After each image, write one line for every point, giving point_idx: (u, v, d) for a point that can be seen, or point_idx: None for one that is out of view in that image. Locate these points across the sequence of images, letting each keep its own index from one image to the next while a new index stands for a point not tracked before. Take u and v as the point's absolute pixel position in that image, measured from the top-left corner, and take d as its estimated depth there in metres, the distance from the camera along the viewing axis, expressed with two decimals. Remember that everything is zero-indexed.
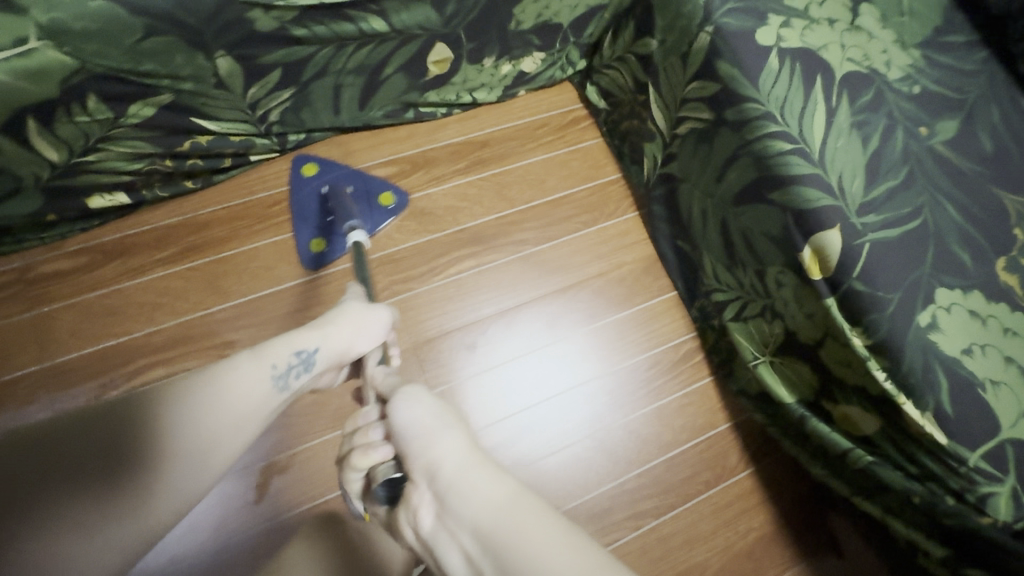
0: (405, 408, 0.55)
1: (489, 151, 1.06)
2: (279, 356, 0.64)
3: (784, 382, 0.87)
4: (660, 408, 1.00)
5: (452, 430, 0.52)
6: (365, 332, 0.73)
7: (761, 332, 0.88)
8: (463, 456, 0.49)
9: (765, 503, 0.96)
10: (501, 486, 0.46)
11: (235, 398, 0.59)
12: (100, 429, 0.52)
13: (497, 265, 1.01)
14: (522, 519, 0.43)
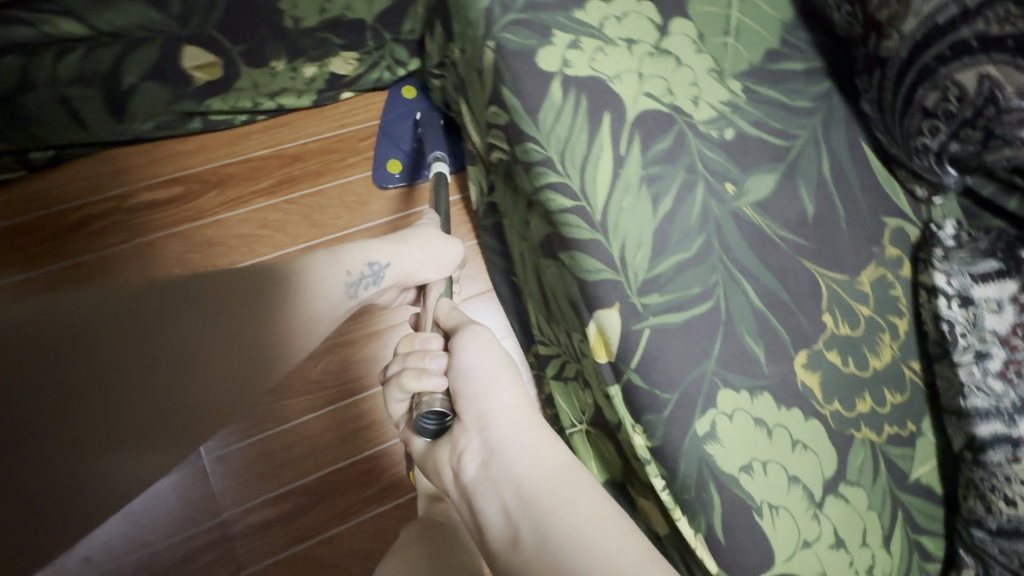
0: (472, 347, 0.62)
1: (297, 167, 0.90)
2: (354, 264, 0.63)
3: (597, 455, 0.76)
4: None
5: (510, 388, 0.60)
6: (439, 259, 0.73)
7: (576, 397, 0.77)
8: (520, 412, 0.58)
9: None
10: (565, 456, 0.56)
11: (326, 292, 0.60)
12: (220, 314, 0.52)
13: None
14: (583, 484, 0.53)
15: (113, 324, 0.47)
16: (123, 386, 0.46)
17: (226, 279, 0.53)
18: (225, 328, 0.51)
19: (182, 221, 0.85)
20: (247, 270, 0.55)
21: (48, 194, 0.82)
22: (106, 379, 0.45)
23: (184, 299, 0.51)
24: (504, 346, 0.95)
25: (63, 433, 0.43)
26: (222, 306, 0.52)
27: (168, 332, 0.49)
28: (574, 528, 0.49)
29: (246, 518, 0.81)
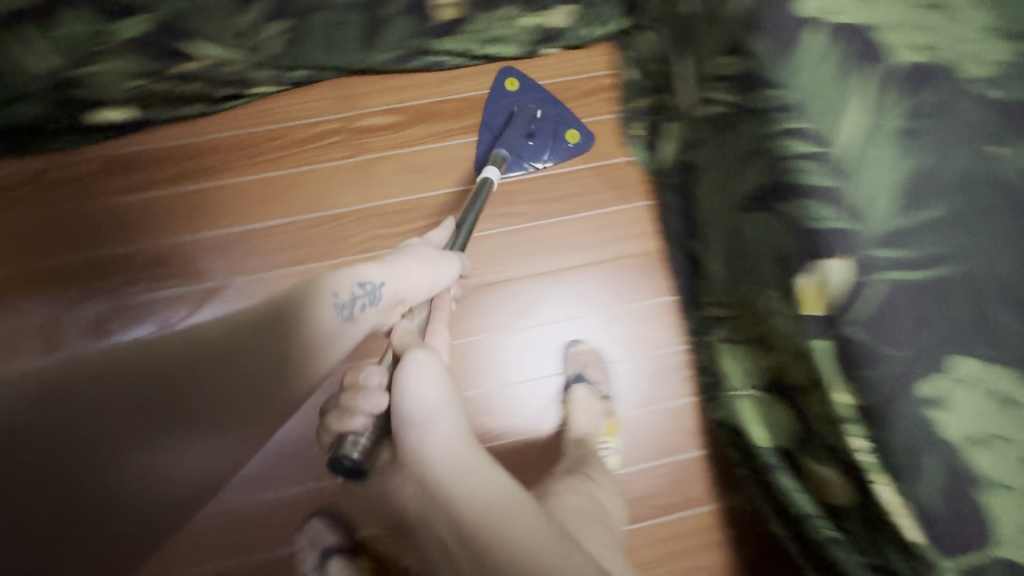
0: (412, 377, 0.63)
1: (496, 108, 0.97)
2: (342, 287, 0.64)
3: (762, 421, 0.75)
4: (628, 417, 0.91)
5: (447, 421, 0.61)
6: (432, 283, 0.74)
7: (749, 360, 0.77)
8: (454, 448, 0.58)
9: (723, 543, 0.86)
10: (499, 486, 0.56)
11: (324, 323, 0.63)
12: (227, 365, 0.55)
13: (483, 236, 0.95)
14: (512, 523, 0.52)
15: (136, 369, 0.52)
16: (131, 422, 0.50)
17: (246, 312, 0.59)
18: (238, 363, 0.55)
19: (395, 146, 0.95)
20: (236, 313, 0.58)
21: (294, 110, 0.95)
22: (95, 406, 0.49)
23: (184, 351, 0.54)
24: (662, 309, 0.97)
25: (40, 466, 0.47)
26: (233, 363, 0.55)
27: (181, 371, 0.53)
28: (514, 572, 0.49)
29: None
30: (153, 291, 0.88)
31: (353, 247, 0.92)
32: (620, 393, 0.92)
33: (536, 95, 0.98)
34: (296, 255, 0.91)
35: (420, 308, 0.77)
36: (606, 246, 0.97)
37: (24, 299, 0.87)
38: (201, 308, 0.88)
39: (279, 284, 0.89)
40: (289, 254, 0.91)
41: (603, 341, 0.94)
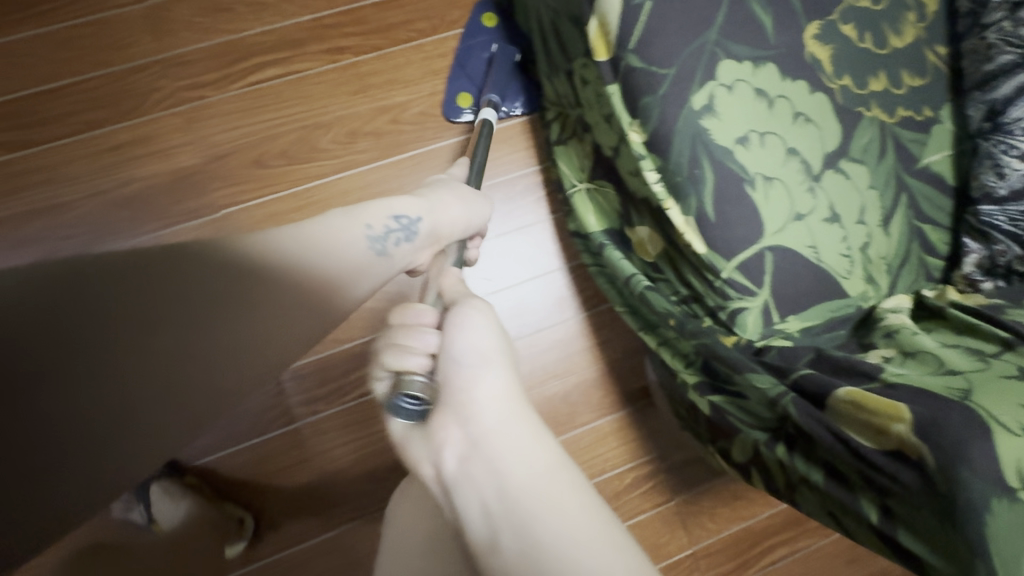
0: (461, 331, 0.48)
1: (471, 50, 0.89)
2: (376, 216, 0.51)
3: (594, 206, 0.76)
4: (490, 242, 0.90)
5: (501, 368, 0.48)
6: (466, 215, 0.60)
7: (577, 153, 0.76)
8: (512, 401, 0.46)
9: (592, 347, 0.90)
10: (544, 446, 0.45)
11: (342, 246, 0.48)
12: (277, 289, 0.44)
13: (309, 73, 0.87)
14: (560, 486, 0.42)
15: (141, 265, 0.39)
16: (146, 329, 0.38)
17: (301, 279, 0.45)
18: (257, 281, 0.43)
19: None
20: (325, 268, 0.46)
21: None
22: (93, 331, 0.37)
23: (240, 252, 0.43)
24: (512, 134, 0.91)
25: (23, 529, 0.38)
26: (318, 282, 0.46)
27: (179, 276, 0.40)
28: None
29: None
30: None
31: (162, 103, 0.84)
32: (517, 211, 0.91)
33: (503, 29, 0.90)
34: (99, 117, 0.82)
35: (453, 249, 0.61)
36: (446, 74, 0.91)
37: None
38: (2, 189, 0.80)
39: (86, 151, 0.82)
40: (89, 116, 0.82)
41: (503, 157, 0.92)
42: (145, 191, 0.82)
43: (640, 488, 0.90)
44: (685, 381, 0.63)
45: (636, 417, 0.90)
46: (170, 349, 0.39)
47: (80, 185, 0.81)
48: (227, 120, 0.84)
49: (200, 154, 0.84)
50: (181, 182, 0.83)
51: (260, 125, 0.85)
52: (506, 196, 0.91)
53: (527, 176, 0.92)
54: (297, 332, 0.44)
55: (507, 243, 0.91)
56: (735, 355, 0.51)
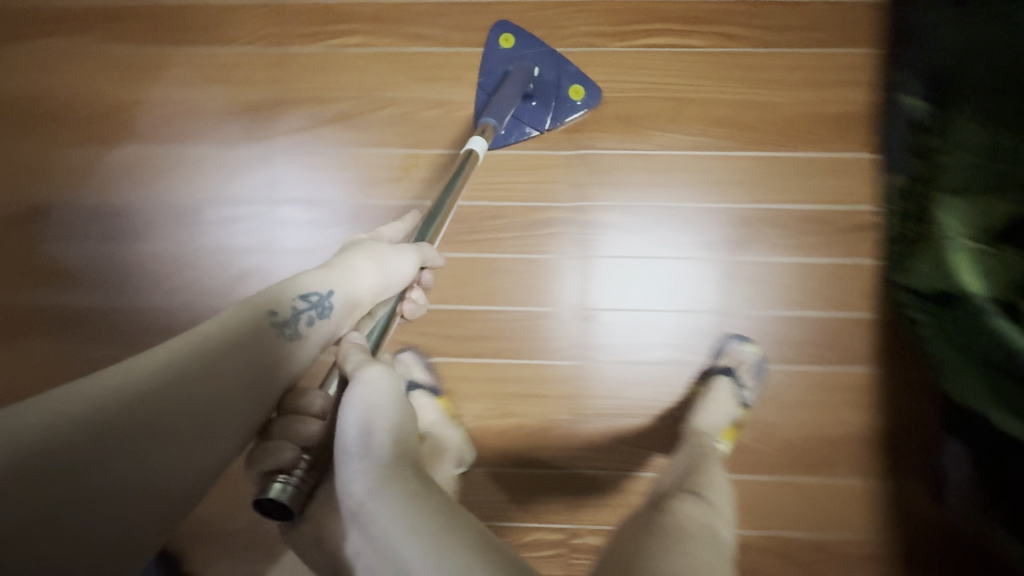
0: (355, 415, 0.49)
1: (492, 65, 0.90)
2: (281, 302, 0.60)
3: (976, 270, 0.72)
4: (802, 263, 0.89)
5: (375, 459, 0.47)
6: (385, 277, 0.68)
7: (978, 210, 0.72)
8: (382, 499, 0.45)
9: (871, 405, 0.85)
10: (455, 548, 0.41)
11: (253, 333, 0.57)
12: (225, 369, 0.54)
13: (694, 51, 0.90)
14: (506, 574, 0.41)
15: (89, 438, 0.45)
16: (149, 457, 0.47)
17: (235, 351, 0.55)
18: (208, 395, 0.52)
19: None
20: (226, 384, 0.53)
21: None
22: (109, 459, 0.45)
23: (165, 358, 0.52)
24: (866, 167, 0.88)
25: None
26: (242, 356, 0.55)
27: (122, 428, 0.46)
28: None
29: (590, 212, 0.92)
30: (366, 45, 0.92)
31: (561, 40, 0.90)
32: (841, 243, 0.88)
33: (535, 51, 0.90)
34: (506, 37, 0.90)
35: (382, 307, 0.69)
36: (820, 88, 0.89)
37: (254, 31, 0.95)
38: (414, 74, 0.92)
39: (487, 62, 0.90)
40: (499, 33, 0.90)
41: (848, 187, 0.88)
42: (519, 113, 0.90)
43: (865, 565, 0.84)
44: None
45: (892, 496, 0.84)
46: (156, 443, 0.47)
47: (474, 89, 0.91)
48: (608, 72, 0.90)
49: (575, 94, 0.90)
50: (551, 115, 0.90)
51: (634, 85, 0.90)
52: (835, 225, 0.88)
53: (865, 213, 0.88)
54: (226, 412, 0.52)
55: (816, 270, 0.88)
56: None
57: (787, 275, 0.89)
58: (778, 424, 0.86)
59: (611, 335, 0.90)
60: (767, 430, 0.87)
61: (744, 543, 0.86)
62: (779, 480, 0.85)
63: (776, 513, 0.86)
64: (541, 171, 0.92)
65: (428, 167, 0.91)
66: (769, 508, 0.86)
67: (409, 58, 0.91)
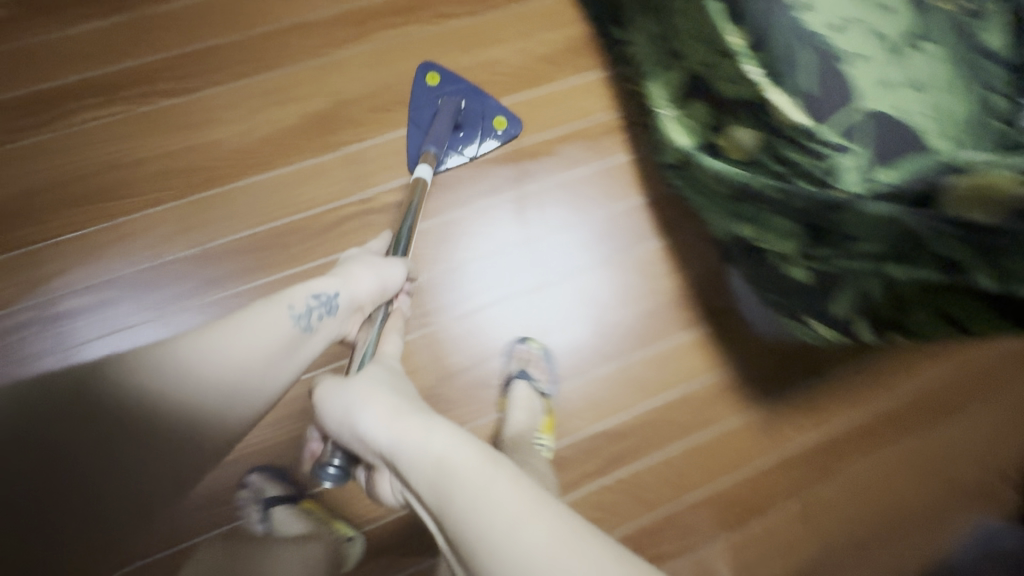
0: (331, 399, 0.60)
1: None
2: (297, 297, 0.64)
3: (682, 129, 0.87)
4: (574, 178, 1.02)
5: (416, 416, 0.54)
6: (377, 281, 0.73)
7: (669, 82, 0.87)
8: (388, 413, 0.54)
9: (672, 270, 1.00)
10: (445, 436, 0.51)
11: (262, 335, 0.60)
12: (170, 427, 0.52)
13: (420, 36, 1.01)
14: (460, 463, 0.48)
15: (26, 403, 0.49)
16: (79, 467, 0.49)
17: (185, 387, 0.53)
18: (181, 422, 0.52)
19: None
20: (205, 387, 0.53)
21: None
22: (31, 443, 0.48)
23: (126, 381, 0.51)
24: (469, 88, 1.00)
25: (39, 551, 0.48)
26: (189, 422, 0.53)
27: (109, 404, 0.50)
28: (480, 529, 0.43)
29: (380, 198, 0.96)
30: (121, 115, 0.96)
31: (300, 60, 0.98)
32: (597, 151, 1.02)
33: None
34: (250, 72, 0.98)
35: (376, 317, 0.75)
36: (532, 35, 1.04)
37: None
38: (169, 130, 0.95)
39: (231, 100, 0.97)
40: (242, 72, 0.98)
41: (587, 105, 1.03)
42: (284, 133, 0.96)
43: (725, 395, 0.97)
44: (785, 255, 0.74)
45: (718, 331, 0.98)
46: (122, 478, 0.50)
47: (237, 127, 0.96)
48: (352, 73, 0.99)
49: (331, 100, 0.98)
50: (316, 123, 0.97)
51: (380, 78, 0.99)
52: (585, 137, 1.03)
53: (608, 121, 1.03)
54: (224, 420, 0.55)
55: (585, 181, 1.02)
56: (836, 196, 0.63)
57: (563, 196, 1.01)
58: (611, 311, 0.98)
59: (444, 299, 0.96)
60: (606, 319, 0.98)
61: (626, 425, 0.94)
62: (632, 358, 0.96)
63: (638, 386, 0.95)
64: (322, 177, 0.95)
65: (216, 208, 0.93)
66: (632, 386, 0.95)
67: (158, 119, 0.95)
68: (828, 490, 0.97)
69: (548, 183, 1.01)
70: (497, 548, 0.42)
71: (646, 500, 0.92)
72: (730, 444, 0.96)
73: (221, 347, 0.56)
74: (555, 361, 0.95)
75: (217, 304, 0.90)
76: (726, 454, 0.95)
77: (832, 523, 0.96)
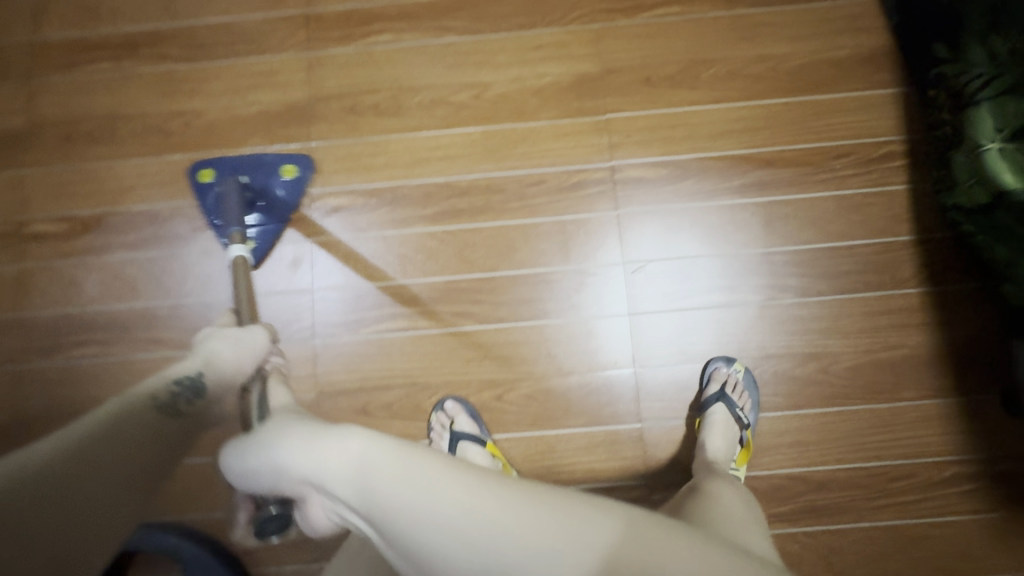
0: (239, 452, 0.50)
1: None
2: (150, 387, 0.58)
3: (1012, 168, 0.73)
4: (839, 197, 0.91)
5: (325, 436, 0.46)
6: (241, 355, 0.66)
7: (1012, 112, 0.72)
8: (287, 440, 0.47)
9: (929, 325, 0.87)
10: (361, 439, 0.44)
11: (136, 418, 0.54)
12: (123, 437, 0.52)
13: (705, 17, 0.96)
14: (384, 464, 0.43)
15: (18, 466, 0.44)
16: (43, 506, 0.43)
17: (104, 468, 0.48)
18: (118, 464, 0.49)
19: None
20: (124, 460, 0.50)
21: None
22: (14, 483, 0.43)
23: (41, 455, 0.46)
24: (252, 160, 0.91)
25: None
26: (145, 432, 0.54)
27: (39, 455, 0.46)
28: (436, 522, 0.40)
29: (627, 172, 0.93)
30: (396, 39, 0.98)
31: (580, 19, 0.97)
32: (870, 176, 0.91)
33: None
34: (528, 21, 0.97)
35: (257, 385, 0.66)
36: (827, 38, 0.95)
37: (286, 38, 1.00)
38: (440, 62, 0.97)
39: (503, 45, 0.97)
40: (520, 19, 0.97)
41: (872, 124, 0.92)
42: (547, 89, 0.95)
43: (960, 485, 0.83)
44: None
45: (969, 407, 0.84)
46: (78, 526, 0.44)
47: (503, 73, 0.96)
48: (627, 41, 0.95)
49: (599, 65, 0.95)
50: (579, 85, 0.95)
51: (654, 52, 0.95)
52: (861, 159, 0.92)
53: (892, 146, 0.92)
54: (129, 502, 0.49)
55: (852, 204, 0.91)
56: None
57: (823, 214, 0.91)
58: (843, 352, 0.87)
59: (642, 294, 0.91)
60: (834, 359, 0.87)
61: (832, 478, 0.84)
62: (855, 409, 0.85)
63: (855, 441, 0.85)
64: (573, 138, 0.93)
65: (466, 147, 0.94)
66: (850, 442, 0.85)
67: (433, 51, 0.97)
68: None
69: (813, 197, 0.91)
70: (451, 533, 0.40)
71: (835, 569, 0.82)
72: (953, 544, 0.81)
73: (113, 432, 0.51)
74: (758, 390, 0.86)
75: (447, 237, 0.93)
76: (945, 553, 0.81)
77: None
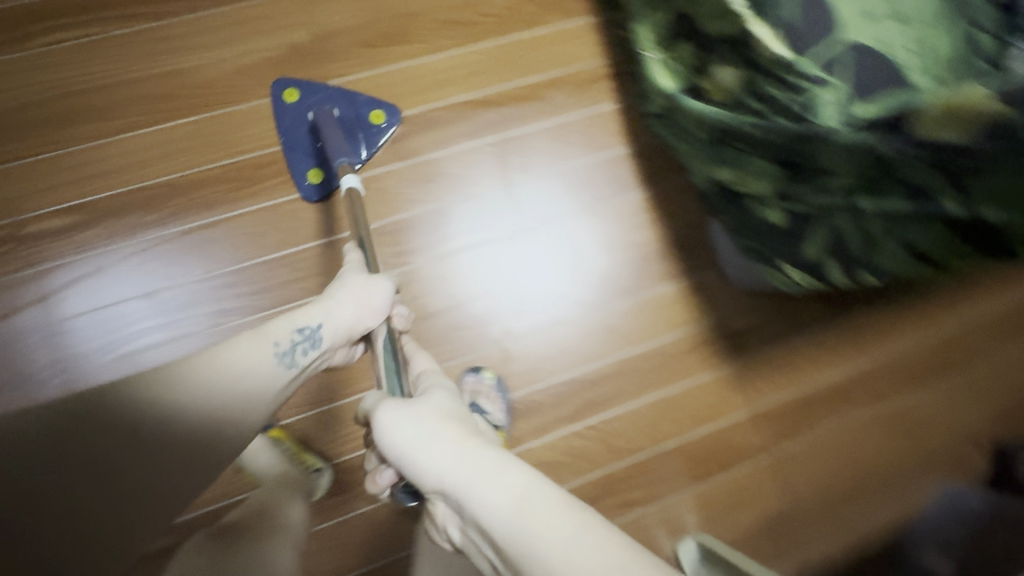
0: (392, 428, 0.51)
1: None
2: (279, 332, 0.58)
3: (669, 73, 0.83)
4: (560, 123, 0.99)
5: (485, 459, 0.46)
6: (361, 308, 0.63)
7: (658, 22, 0.83)
8: (455, 457, 0.47)
9: (655, 221, 0.99)
10: (522, 476, 0.45)
11: (240, 371, 0.54)
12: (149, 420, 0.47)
13: None
14: (535, 503, 0.42)
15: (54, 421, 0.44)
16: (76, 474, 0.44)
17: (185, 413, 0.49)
18: (163, 424, 0.48)
19: None
20: (191, 412, 0.49)
21: None
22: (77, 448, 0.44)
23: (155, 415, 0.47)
24: (330, 93, 0.92)
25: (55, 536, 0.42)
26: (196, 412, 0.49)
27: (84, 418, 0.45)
28: None
29: (359, 135, 0.93)
30: (77, 32, 0.89)
31: None
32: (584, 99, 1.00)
33: None
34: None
35: (380, 330, 0.66)
36: None
37: None
38: (132, 52, 0.90)
39: (200, 25, 0.91)
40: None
41: (576, 51, 1.00)
42: (259, 64, 0.92)
43: (700, 349, 0.97)
44: (759, 196, 0.74)
45: (695, 284, 0.98)
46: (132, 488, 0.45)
47: (208, 55, 0.91)
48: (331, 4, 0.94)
49: (308, 32, 0.93)
50: (291, 55, 0.93)
51: (361, 10, 0.95)
52: (574, 84, 1.00)
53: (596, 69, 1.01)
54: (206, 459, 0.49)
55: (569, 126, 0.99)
56: (812, 129, 0.63)
57: (549, 140, 0.99)
58: (592, 261, 0.97)
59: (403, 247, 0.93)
60: (586, 269, 0.97)
61: (601, 373, 0.94)
62: (609, 308, 0.96)
63: (613, 336, 0.95)
64: (298, 111, 0.92)
65: (188, 138, 0.90)
66: (609, 337, 0.95)
67: (124, 41, 0.89)
68: (797, 446, 0.97)
69: (535, 126, 0.98)
70: None
71: (616, 449, 0.93)
72: (702, 399, 0.96)
73: (203, 374, 0.50)
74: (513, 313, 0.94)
75: (185, 236, 0.88)
76: (698, 408, 0.96)
77: (801, 479, 0.96)
